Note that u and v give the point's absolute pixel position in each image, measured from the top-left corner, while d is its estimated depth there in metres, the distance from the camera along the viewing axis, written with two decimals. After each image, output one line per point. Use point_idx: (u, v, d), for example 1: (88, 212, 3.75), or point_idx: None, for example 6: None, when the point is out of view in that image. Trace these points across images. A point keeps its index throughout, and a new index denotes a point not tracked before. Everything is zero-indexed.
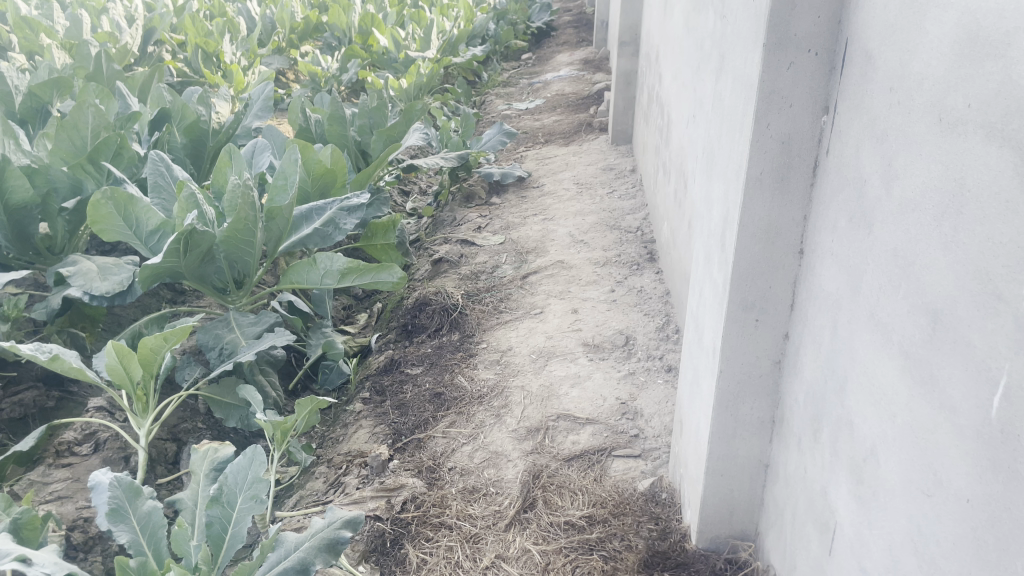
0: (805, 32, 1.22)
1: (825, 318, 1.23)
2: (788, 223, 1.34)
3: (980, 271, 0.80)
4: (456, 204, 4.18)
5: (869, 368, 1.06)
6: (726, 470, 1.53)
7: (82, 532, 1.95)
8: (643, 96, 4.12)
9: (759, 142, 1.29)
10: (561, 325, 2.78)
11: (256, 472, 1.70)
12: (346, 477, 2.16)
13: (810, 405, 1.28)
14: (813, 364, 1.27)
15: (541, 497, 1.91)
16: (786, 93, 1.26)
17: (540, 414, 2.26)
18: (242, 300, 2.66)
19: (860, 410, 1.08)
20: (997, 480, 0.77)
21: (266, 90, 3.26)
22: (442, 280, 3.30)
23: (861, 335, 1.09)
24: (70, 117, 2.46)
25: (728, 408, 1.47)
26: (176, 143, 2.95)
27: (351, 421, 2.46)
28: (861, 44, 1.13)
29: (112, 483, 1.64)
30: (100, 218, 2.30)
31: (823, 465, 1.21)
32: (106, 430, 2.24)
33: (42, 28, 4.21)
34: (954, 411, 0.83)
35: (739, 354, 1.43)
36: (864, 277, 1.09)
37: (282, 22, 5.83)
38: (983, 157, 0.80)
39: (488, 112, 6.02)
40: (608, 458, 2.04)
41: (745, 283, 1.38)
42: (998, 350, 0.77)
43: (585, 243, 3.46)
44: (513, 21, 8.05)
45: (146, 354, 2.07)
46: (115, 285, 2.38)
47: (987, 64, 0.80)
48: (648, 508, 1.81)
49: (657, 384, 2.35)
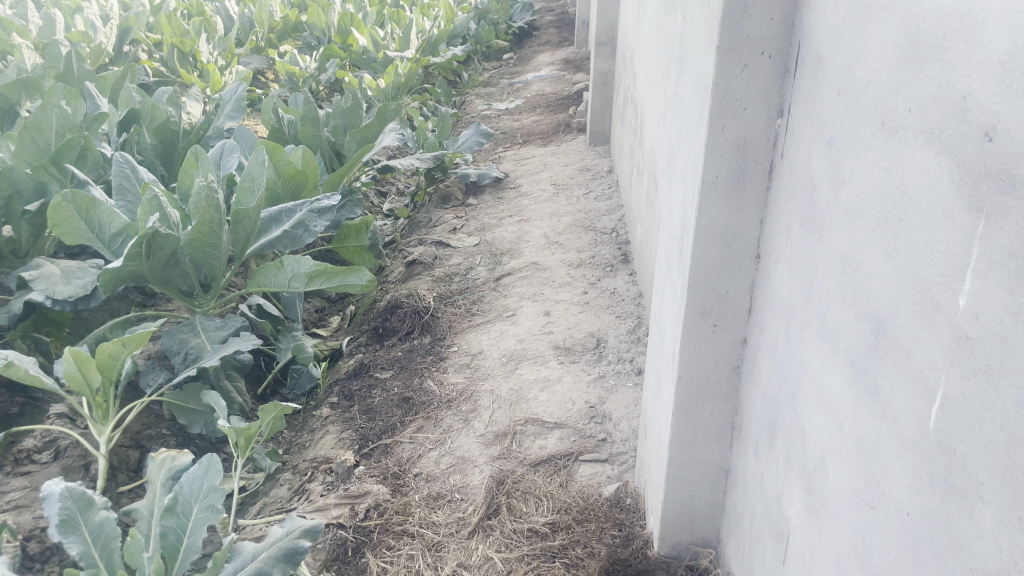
0: (757, 34, 1.20)
1: (780, 323, 1.21)
2: (745, 227, 1.32)
3: (919, 280, 0.78)
4: (432, 205, 4.15)
5: (818, 375, 1.04)
6: (687, 476, 1.51)
7: (39, 542, 1.91)
8: (619, 96, 4.11)
9: (713, 145, 1.27)
10: (533, 327, 2.76)
11: (212, 481, 1.68)
12: (311, 484, 2.13)
13: (766, 411, 1.27)
14: (769, 371, 1.26)
15: (505, 503, 1.89)
16: (741, 96, 1.24)
17: (509, 419, 2.24)
18: (209, 304, 2.61)
19: (810, 418, 1.06)
20: (935, 494, 0.75)
21: (239, 90, 3.20)
22: (416, 282, 3.27)
23: (812, 342, 1.07)
24: (33, 117, 2.38)
25: (689, 413, 1.45)
26: (146, 145, 2.92)
27: (318, 426, 2.42)
28: (812, 47, 1.12)
29: (63, 493, 1.60)
30: (61, 222, 2.25)
31: (778, 472, 1.19)
32: (67, 438, 2.21)
33: (14, 27, 4.14)
34: (895, 421, 0.82)
35: (697, 359, 1.41)
36: (814, 282, 1.07)
37: (261, 22, 5.77)
38: (922, 163, 0.78)
39: (468, 113, 6.00)
40: (574, 463, 2.02)
41: (702, 288, 1.36)
42: (935, 360, 0.75)
43: (559, 244, 3.45)
44: (495, 21, 8.07)
45: (103, 360, 2.03)
46: (78, 289, 2.33)
47: (926, 68, 0.78)
48: (612, 513, 1.79)
49: (627, 388, 2.34)
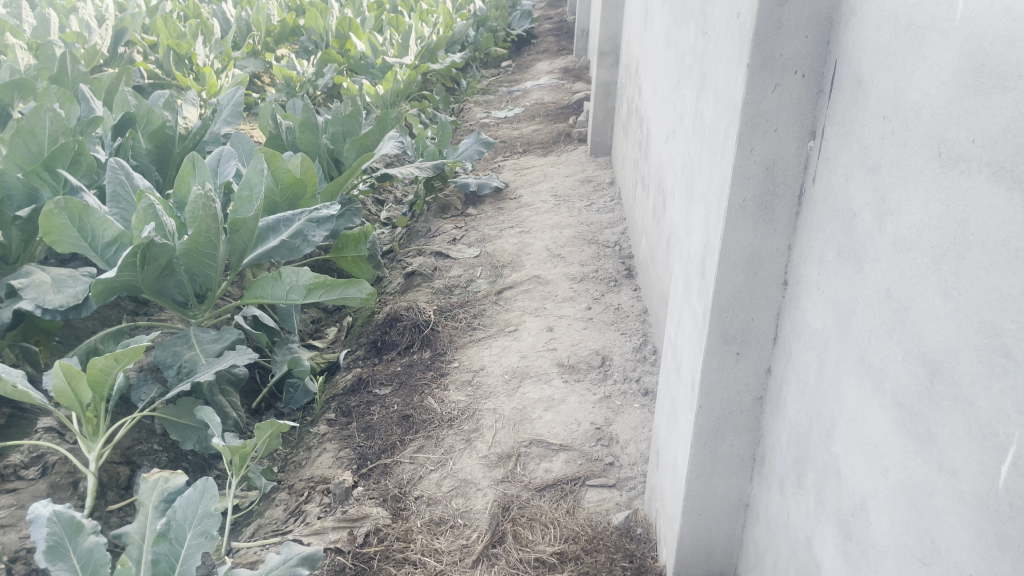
0: (791, 53, 1.15)
1: (811, 355, 1.16)
2: (772, 253, 1.26)
3: (985, 323, 0.73)
4: (431, 214, 4.09)
5: (857, 415, 0.99)
6: (704, 509, 1.45)
7: (25, 563, 1.84)
8: (623, 107, 4.05)
9: (741, 167, 1.22)
10: (536, 343, 2.70)
11: (207, 506, 1.60)
12: (308, 505, 2.05)
13: (793, 447, 1.21)
14: (797, 405, 1.20)
15: (511, 530, 1.83)
16: (771, 116, 1.19)
17: (513, 440, 2.18)
18: (204, 314, 2.54)
19: (848, 459, 1.01)
20: (1005, 559, 0.71)
21: (237, 95, 3.13)
22: (415, 294, 3.21)
23: (850, 379, 1.01)
24: (26, 120, 2.33)
25: (707, 444, 1.39)
26: (141, 150, 2.84)
27: (315, 444, 2.35)
28: (852, 67, 1.07)
29: (51, 518, 1.53)
30: (53, 229, 2.18)
31: (808, 513, 1.14)
32: (55, 453, 2.12)
33: (7, 27, 4.05)
34: (955, 474, 0.77)
35: (718, 389, 1.35)
36: (853, 316, 1.02)
37: (258, 25, 5.70)
38: (989, 199, 0.73)
39: (467, 121, 5.95)
40: (581, 489, 1.96)
41: (725, 315, 1.30)
42: (1005, 415, 0.70)
43: (562, 257, 3.39)
44: (493, 28, 8.04)
45: (95, 374, 1.96)
46: (68, 299, 2.26)
47: (995, 96, 0.73)
48: (622, 544, 1.73)
49: (634, 409, 2.28)
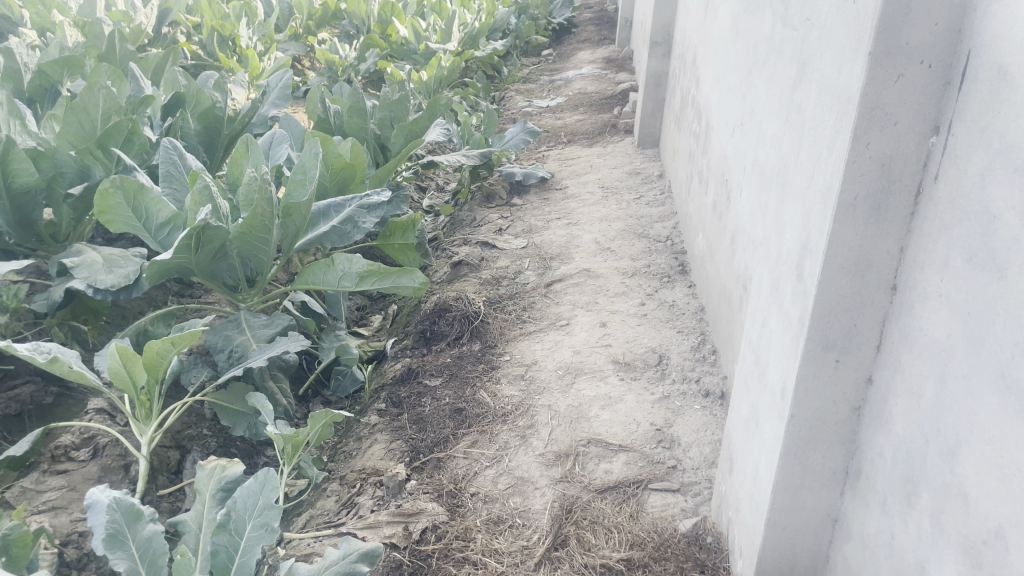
0: (918, 41, 1.06)
1: (928, 367, 1.08)
2: (881, 256, 1.18)
3: None
4: (476, 203, 4.03)
5: (994, 436, 0.92)
6: (790, 522, 1.38)
7: (77, 547, 1.81)
8: (675, 98, 3.95)
9: (855, 163, 1.14)
10: (589, 339, 2.63)
11: (268, 498, 1.56)
12: (360, 497, 2.00)
13: (901, 465, 1.14)
14: (906, 419, 1.13)
15: (574, 534, 1.78)
16: (891, 109, 1.10)
17: (570, 438, 2.12)
18: (253, 299, 2.50)
19: (979, 483, 0.95)
20: None
21: (285, 78, 3.08)
22: (462, 284, 3.15)
23: (984, 395, 0.95)
24: (80, 98, 2.29)
25: (798, 455, 1.32)
26: (189, 130, 2.79)
27: (365, 434, 2.30)
28: (992, 56, 0.98)
29: (111, 505, 1.49)
30: (107, 209, 2.14)
31: (921, 535, 1.08)
32: (106, 435, 2.08)
33: (55, 3, 4.03)
34: None
35: (814, 397, 1.28)
36: (991, 329, 0.94)
37: (300, 8, 5.66)
38: None
39: (509, 109, 5.87)
40: (644, 492, 1.90)
41: (827, 319, 1.22)
42: None
43: (611, 251, 3.32)
44: (535, 16, 7.94)
45: (151, 358, 1.93)
46: (121, 279, 2.22)
47: None
48: (692, 553, 1.68)
49: (695, 411, 2.20)
